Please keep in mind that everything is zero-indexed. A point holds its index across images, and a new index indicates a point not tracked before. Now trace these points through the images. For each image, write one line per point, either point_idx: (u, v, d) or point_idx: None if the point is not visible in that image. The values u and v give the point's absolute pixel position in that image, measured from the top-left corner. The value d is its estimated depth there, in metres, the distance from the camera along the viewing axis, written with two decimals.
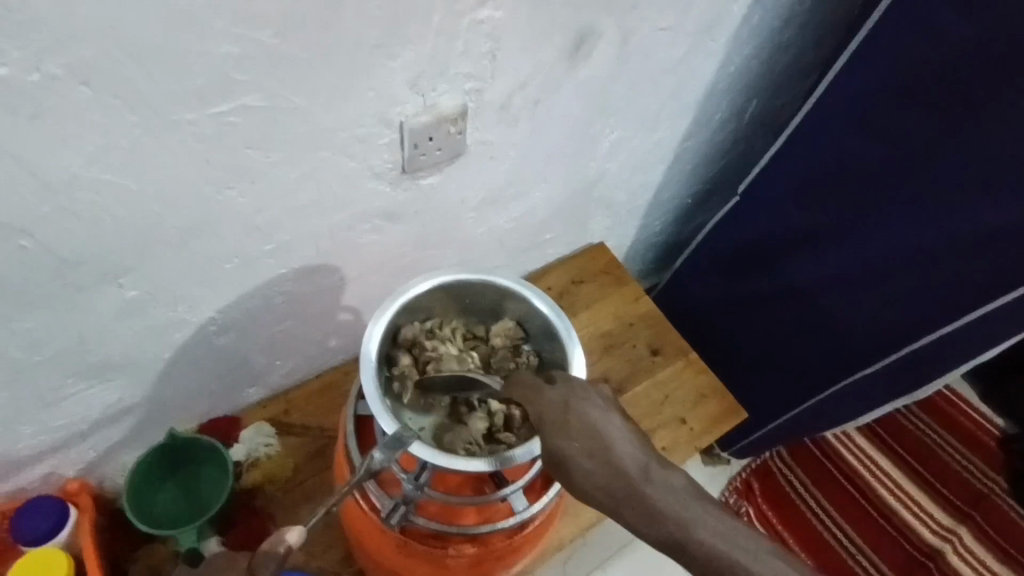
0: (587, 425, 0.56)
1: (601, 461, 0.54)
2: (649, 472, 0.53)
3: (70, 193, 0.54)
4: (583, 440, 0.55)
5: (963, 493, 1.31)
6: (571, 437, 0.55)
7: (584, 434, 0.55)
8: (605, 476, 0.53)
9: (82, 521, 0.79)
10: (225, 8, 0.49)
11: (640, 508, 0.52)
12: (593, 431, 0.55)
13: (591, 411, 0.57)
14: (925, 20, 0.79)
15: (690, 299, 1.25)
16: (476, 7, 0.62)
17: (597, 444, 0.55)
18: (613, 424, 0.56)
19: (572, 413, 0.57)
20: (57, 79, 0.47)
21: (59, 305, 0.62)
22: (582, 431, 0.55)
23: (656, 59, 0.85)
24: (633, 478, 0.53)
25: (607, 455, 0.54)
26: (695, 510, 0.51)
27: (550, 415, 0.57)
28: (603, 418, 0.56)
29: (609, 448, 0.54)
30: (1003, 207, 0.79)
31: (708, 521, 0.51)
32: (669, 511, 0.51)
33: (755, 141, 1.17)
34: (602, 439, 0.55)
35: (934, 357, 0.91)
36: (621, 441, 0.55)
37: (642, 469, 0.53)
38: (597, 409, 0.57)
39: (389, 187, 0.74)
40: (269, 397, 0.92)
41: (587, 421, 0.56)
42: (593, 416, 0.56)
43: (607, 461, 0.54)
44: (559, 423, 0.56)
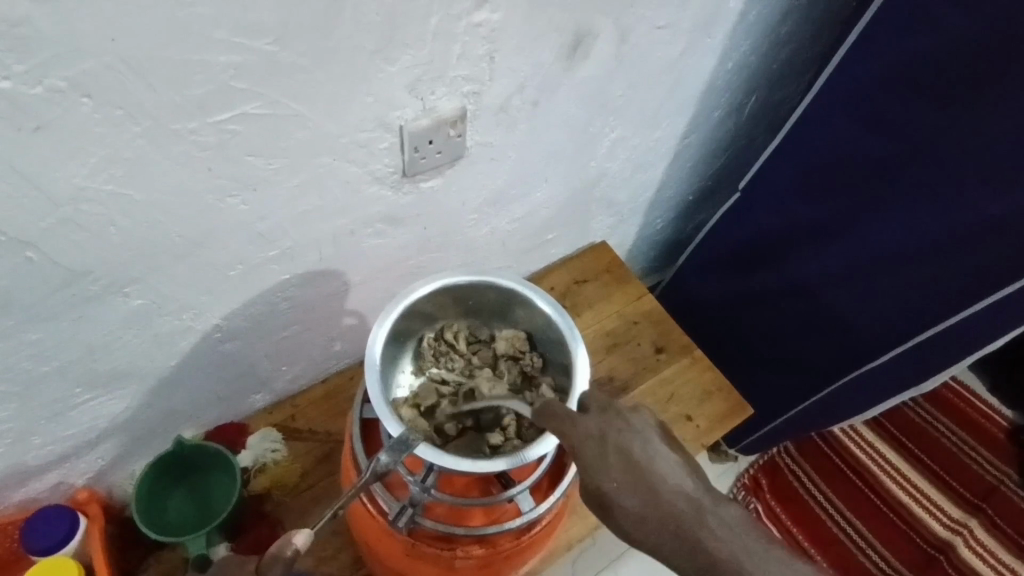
0: (633, 463, 0.55)
1: (647, 500, 0.54)
2: (698, 508, 0.54)
3: (74, 205, 0.55)
4: (628, 479, 0.55)
5: (973, 486, 1.31)
6: (615, 476, 0.55)
7: (631, 473, 0.55)
8: (653, 517, 0.54)
9: (92, 528, 0.80)
10: (223, 18, 0.49)
11: (692, 549, 0.52)
12: (638, 468, 0.55)
13: (634, 447, 0.57)
14: (923, 11, 0.78)
15: (693, 296, 1.25)
16: (473, 9, 0.62)
17: (644, 482, 0.55)
18: (659, 457, 0.56)
19: (613, 449, 0.56)
20: (59, 92, 0.48)
21: (66, 316, 0.62)
22: (628, 469, 0.55)
23: (654, 57, 0.85)
24: (683, 518, 0.53)
25: (656, 495, 0.54)
26: (746, 546, 0.52)
27: (595, 452, 0.56)
28: (648, 453, 0.56)
29: (657, 487, 0.54)
30: (1007, 197, 0.78)
31: (760, 558, 0.51)
32: (721, 551, 0.52)
33: (755, 137, 1.17)
34: (648, 477, 0.55)
35: (940, 350, 0.91)
36: (643, 460, 0.56)
37: (692, 508, 0.54)
38: (642, 443, 0.57)
39: (390, 191, 0.74)
40: (275, 403, 0.92)
41: (634, 459, 0.56)
42: (639, 452, 0.56)
43: (655, 500, 0.54)
44: (603, 461, 0.56)
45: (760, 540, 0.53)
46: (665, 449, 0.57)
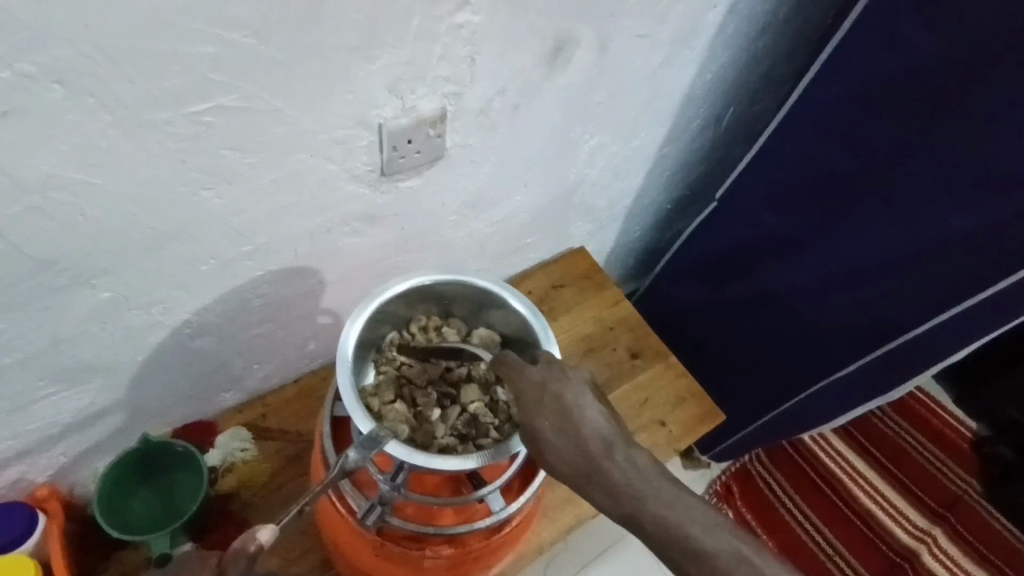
0: (560, 403, 0.60)
1: (568, 435, 0.59)
2: (616, 451, 0.58)
3: (42, 193, 0.54)
4: (556, 420, 0.59)
5: (937, 496, 1.33)
6: (543, 413, 0.60)
7: (557, 412, 0.60)
8: (571, 451, 0.58)
9: (51, 527, 0.77)
10: (202, 9, 0.49)
11: (600, 482, 0.56)
12: (566, 410, 0.60)
13: (566, 392, 0.61)
14: (894, 29, 0.80)
15: (669, 303, 1.26)
16: (454, 11, 0.62)
17: (567, 418, 0.59)
18: (589, 405, 0.60)
19: (548, 392, 0.61)
20: (30, 77, 0.47)
21: (31, 307, 0.61)
22: (555, 410, 0.60)
23: (634, 66, 0.86)
24: (596, 454, 0.57)
25: (576, 431, 0.59)
26: (650, 483, 0.56)
27: (534, 390, 0.61)
28: (578, 397, 0.60)
29: (578, 423, 0.59)
30: (971, 212, 0.81)
31: (664, 497, 0.55)
32: (625, 484, 0.55)
33: (732, 148, 1.19)
34: (573, 414, 0.59)
35: (906, 359, 0.93)
36: (600, 431, 0.59)
37: (603, 446, 0.58)
38: (575, 392, 0.61)
39: (368, 190, 0.74)
40: (246, 402, 0.91)
41: (565, 398, 0.60)
42: (569, 397, 0.60)
43: (578, 438, 0.58)
44: (536, 397, 0.61)
45: (664, 479, 0.56)
46: (596, 402, 0.61)
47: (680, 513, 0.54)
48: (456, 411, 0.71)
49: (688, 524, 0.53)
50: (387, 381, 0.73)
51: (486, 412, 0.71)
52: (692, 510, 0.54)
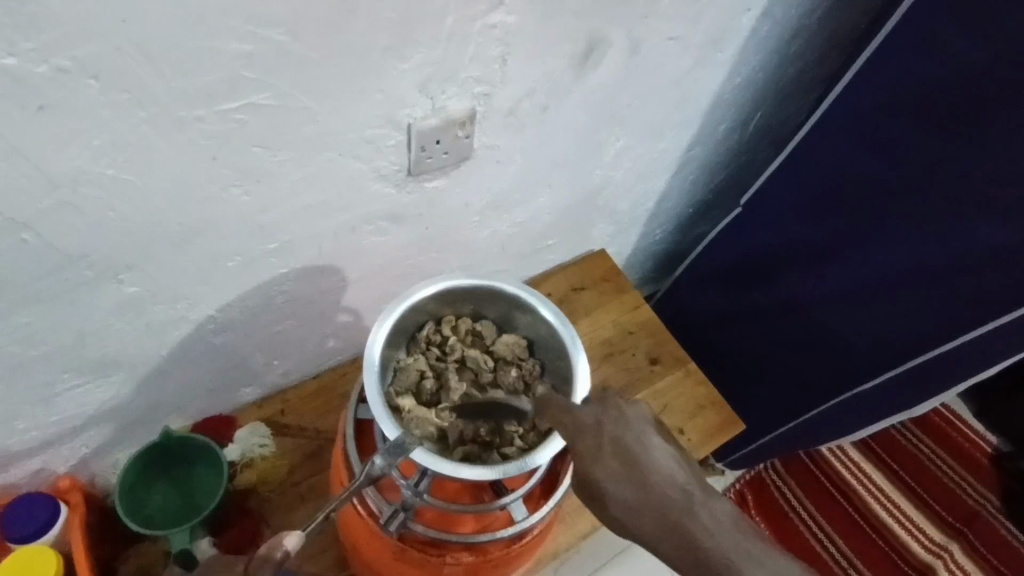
0: (626, 451, 0.57)
1: (638, 487, 0.56)
2: (695, 504, 0.54)
3: (74, 188, 0.53)
4: (620, 467, 0.57)
5: (955, 510, 1.31)
6: (608, 463, 0.57)
7: (620, 458, 0.57)
8: (640, 503, 0.55)
9: (72, 518, 0.78)
10: (237, 6, 0.49)
11: (680, 540, 0.53)
12: (632, 457, 0.57)
13: (630, 435, 0.58)
14: (934, 38, 0.78)
15: (688, 308, 1.25)
16: (488, 11, 0.61)
17: (633, 466, 0.57)
18: (655, 449, 0.58)
19: (608, 436, 0.58)
20: (66, 72, 0.46)
21: (58, 301, 0.61)
22: (620, 460, 0.57)
23: (665, 68, 0.84)
24: (674, 508, 0.54)
25: (646, 481, 0.56)
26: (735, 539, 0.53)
27: (603, 437, 0.59)
28: (643, 441, 0.58)
29: (649, 474, 0.56)
30: (1008, 228, 0.78)
31: (755, 559, 0.52)
32: (704, 542, 0.52)
33: (758, 153, 1.17)
34: (639, 463, 0.57)
35: (933, 374, 0.91)
36: (676, 482, 0.56)
37: (675, 495, 0.55)
38: (637, 435, 0.58)
39: (394, 189, 0.73)
40: (265, 397, 0.91)
41: (635, 447, 0.58)
42: (632, 443, 0.58)
43: (648, 489, 0.56)
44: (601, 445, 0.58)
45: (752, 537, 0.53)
46: (664, 446, 0.58)
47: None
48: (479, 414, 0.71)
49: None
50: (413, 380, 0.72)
51: (512, 419, 0.70)
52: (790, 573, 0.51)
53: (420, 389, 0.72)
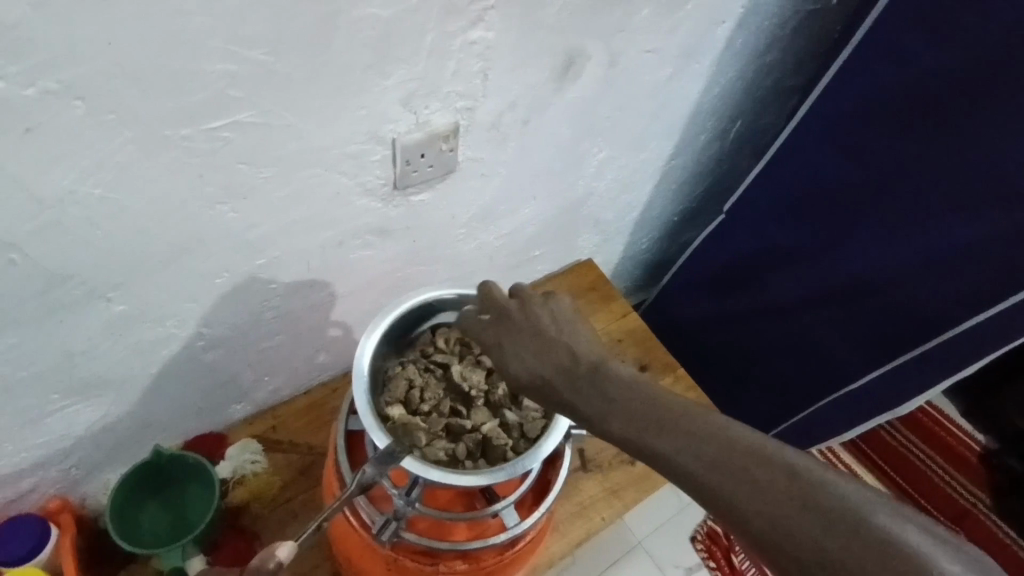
0: (534, 333, 0.60)
1: (535, 357, 0.58)
2: (580, 368, 0.56)
3: (62, 208, 0.54)
4: (515, 341, 0.60)
5: (947, 510, 1.35)
6: (512, 338, 0.61)
7: (524, 334, 0.60)
8: (537, 372, 0.58)
9: (63, 540, 0.78)
10: (222, 27, 0.50)
11: (564, 401, 0.55)
12: (534, 332, 0.60)
13: (541, 317, 0.61)
14: (902, 46, 0.81)
15: (676, 315, 1.27)
16: (468, 27, 0.63)
17: (537, 339, 0.59)
18: (557, 328, 0.60)
19: (521, 315, 0.62)
20: (53, 95, 0.47)
21: (47, 321, 0.61)
22: (521, 335, 0.60)
23: (644, 79, 0.86)
24: (562, 373, 0.57)
25: (544, 352, 0.58)
26: (690, 442, 0.47)
27: (545, 361, 0.58)
28: (548, 322, 0.61)
29: (549, 347, 0.58)
30: (984, 226, 0.80)
31: (638, 411, 0.51)
32: (598, 401, 0.53)
33: (739, 161, 1.19)
34: (544, 341, 0.59)
35: (916, 372, 0.93)
36: (578, 353, 0.57)
37: (620, 415, 0.51)
38: (547, 317, 0.61)
39: (381, 204, 0.75)
40: (256, 414, 0.92)
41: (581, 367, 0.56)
42: (541, 322, 0.61)
43: (542, 356, 0.58)
44: (545, 372, 0.57)
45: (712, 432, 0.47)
46: (573, 328, 0.60)
47: (735, 473, 0.45)
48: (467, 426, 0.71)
49: (750, 486, 0.44)
50: (400, 389, 0.72)
51: (500, 433, 0.70)
52: (760, 468, 0.44)
53: (409, 400, 0.72)
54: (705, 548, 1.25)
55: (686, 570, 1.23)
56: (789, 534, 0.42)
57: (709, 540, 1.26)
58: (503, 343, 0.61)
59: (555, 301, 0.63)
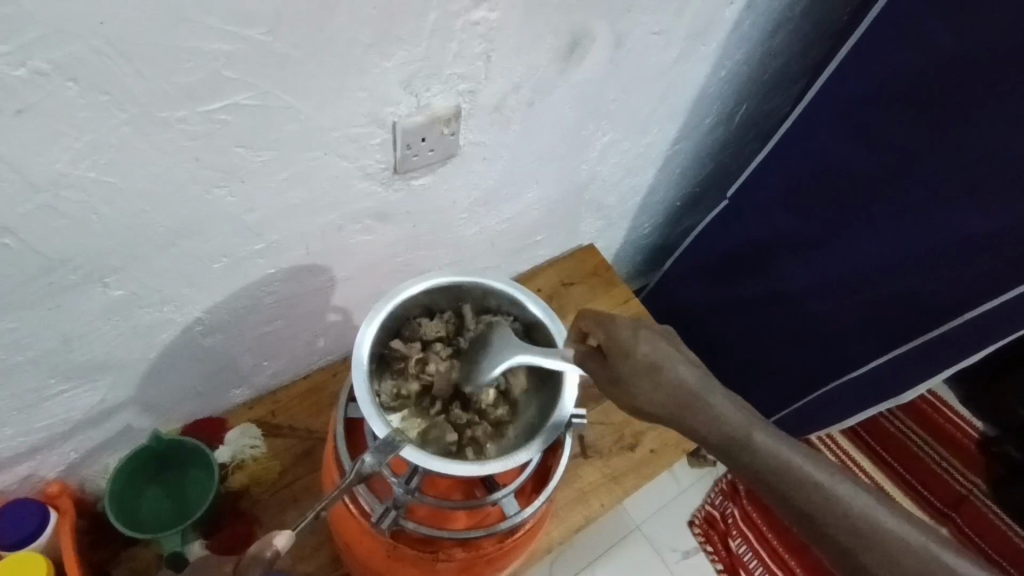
0: (652, 361, 0.62)
1: (659, 381, 0.62)
2: (701, 388, 0.62)
3: (55, 190, 0.53)
4: (640, 367, 0.62)
5: (943, 496, 1.34)
6: (630, 359, 0.62)
7: (646, 363, 0.62)
8: (665, 400, 0.61)
9: (63, 523, 0.78)
10: (216, 5, 0.48)
11: (692, 416, 0.61)
12: (652, 358, 0.62)
13: (655, 345, 0.63)
14: (915, 29, 0.79)
15: (678, 301, 1.26)
16: (471, 8, 0.61)
17: (655, 369, 0.62)
18: (670, 358, 0.62)
19: (636, 341, 0.62)
20: (44, 75, 0.46)
21: (43, 305, 0.60)
22: (645, 360, 0.62)
23: (649, 62, 0.85)
24: (686, 401, 0.61)
25: (663, 379, 0.62)
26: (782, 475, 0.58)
27: (657, 392, 0.61)
28: (663, 349, 0.63)
29: (666, 374, 0.62)
30: (993, 214, 0.79)
31: (727, 426, 0.60)
32: (712, 423, 0.61)
33: (743, 146, 1.18)
34: (662, 368, 0.62)
35: (920, 360, 0.92)
36: (699, 383, 0.62)
37: (717, 433, 0.60)
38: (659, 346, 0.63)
39: (381, 188, 0.73)
40: (256, 398, 0.91)
41: (696, 395, 0.61)
42: (654, 349, 0.62)
43: (669, 376, 0.62)
44: (663, 400, 0.61)
45: (810, 474, 0.58)
46: (683, 358, 0.63)
47: (829, 515, 0.56)
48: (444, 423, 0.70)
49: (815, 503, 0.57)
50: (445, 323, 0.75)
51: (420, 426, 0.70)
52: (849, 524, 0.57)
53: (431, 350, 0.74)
54: (703, 533, 1.26)
55: (684, 554, 1.24)
56: (841, 522, 0.56)
57: (706, 525, 1.28)
58: (617, 365, 0.62)
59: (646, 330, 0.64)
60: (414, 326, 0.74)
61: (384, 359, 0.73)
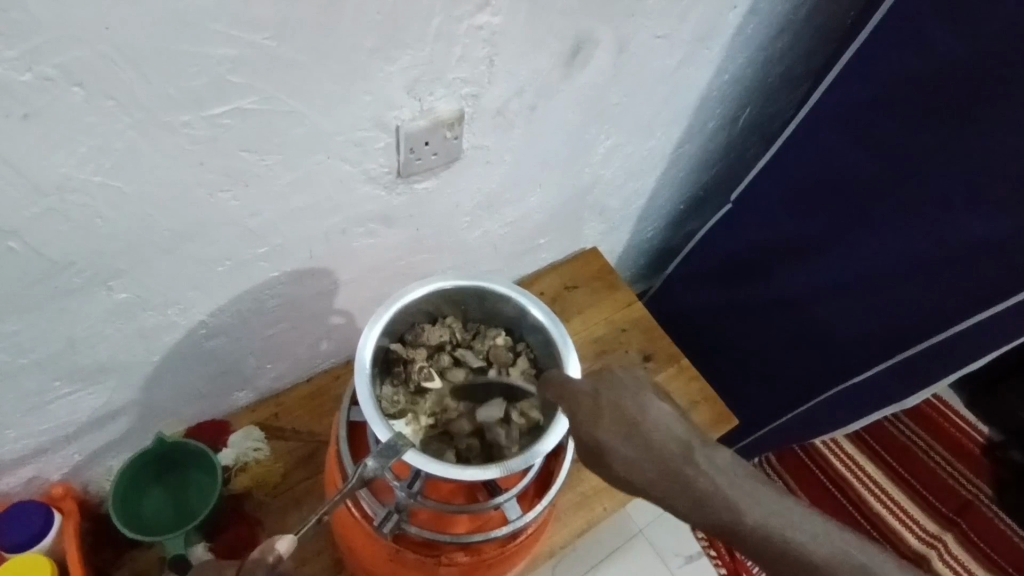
0: (631, 418, 0.56)
1: (643, 448, 0.55)
2: (689, 450, 0.56)
3: (61, 194, 0.53)
4: (626, 434, 0.55)
5: (949, 502, 1.33)
6: (613, 425, 0.56)
7: (627, 422, 0.56)
8: (651, 466, 0.55)
9: (66, 525, 0.78)
10: (221, 10, 0.48)
11: (685, 487, 0.54)
12: (635, 419, 0.56)
13: (631, 400, 0.57)
14: (919, 34, 0.79)
15: (681, 305, 1.26)
16: (474, 12, 0.61)
17: (635, 429, 0.56)
18: (654, 409, 0.57)
19: (609, 401, 0.57)
20: (50, 80, 0.46)
21: (48, 308, 0.61)
22: (621, 421, 0.56)
23: (653, 66, 0.85)
24: (676, 464, 0.55)
25: (649, 443, 0.55)
26: (778, 546, 0.52)
27: (645, 460, 0.55)
28: (644, 402, 0.57)
29: (653, 435, 0.55)
30: (997, 219, 0.78)
31: (727, 494, 0.54)
32: (709, 491, 0.54)
33: (747, 150, 1.17)
34: (646, 428, 0.56)
35: (924, 365, 0.91)
36: (684, 437, 0.56)
37: (713, 504, 0.54)
38: (642, 397, 0.57)
39: (384, 191, 0.74)
40: (260, 400, 0.92)
41: (687, 459, 0.55)
42: (633, 405, 0.57)
43: (654, 436, 0.55)
44: (653, 468, 0.55)
45: (809, 541, 0.53)
46: (662, 404, 0.57)
47: None
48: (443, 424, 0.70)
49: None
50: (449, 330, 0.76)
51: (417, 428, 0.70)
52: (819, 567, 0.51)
53: (434, 357, 0.75)
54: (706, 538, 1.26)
55: (687, 558, 1.24)
56: None
57: None
58: (599, 431, 0.56)
59: (623, 385, 0.58)
60: (417, 331, 0.75)
61: (388, 364, 0.74)
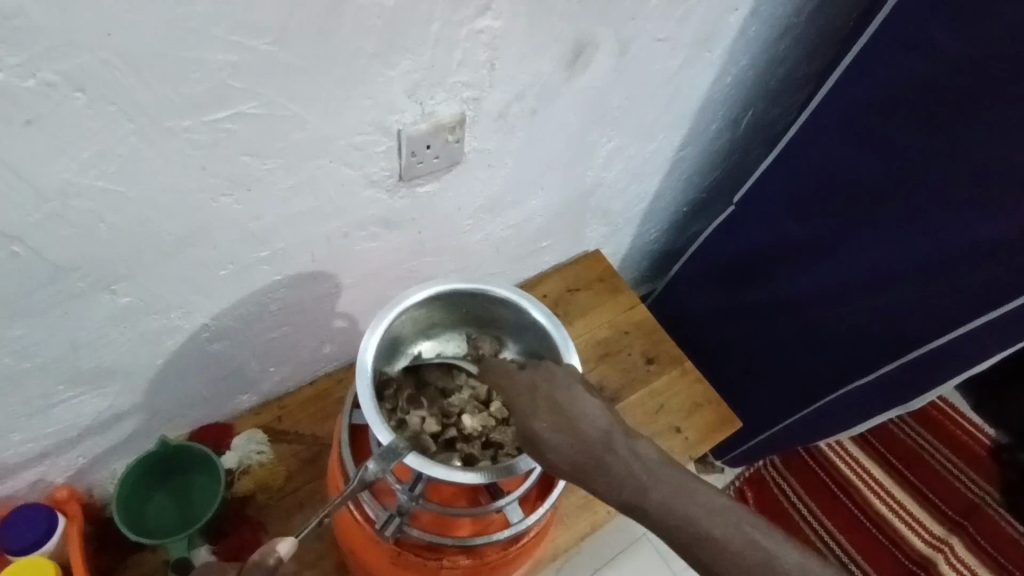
0: (561, 406, 0.59)
1: (570, 435, 0.58)
2: (615, 442, 0.58)
3: (64, 199, 0.54)
4: (552, 420, 0.58)
5: (955, 504, 1.31)
6: (542, 414, 0.59)
7: (553, 407, 0.59)
8: (573, 451, 0.58)
9: (71, 529, 0.79)
10: (224, 16, 0.49)
11: (605, 474, 0.57)
12: (562, 410, 0.59)
13: (560, 388, 0.61)
14: (921, 36, 0.78)
15: (685, 307, 1.26)
16: (475, 16, 0.62)
17: (563, 416, 0.59)
18: (582, 397, 0.60)
19: (540, 388, 0.61)
20: (54, 85, 0.47)
21: (52, 312, 0.61)
22: (552, 410, 0.59)
23: (654, 68, 0.85)
24: (599, 452, 0.57)
25: (578, 430, 0.58)
26: (696, 537, 0.54)
27: (569, 446, 0.58)
28: (572, 392, 0.60)
29: (581, 424, 0.58)
30: (1000, 220, 0.78)
31: (648, 477, 0.56)
32: (630, 478, 0.56)
33: (750, 151, 1.17)
34: (574, 418, 0.59)
35: (928, 367, 0.91)
36: (610, 430, 0.59)
37: (634, 491, 0.56)
38: (570, 387, 0.61)
39: (386, 195, 0.74)
40: (263, 403, 0.92)
41: (611, 448, 0.58)
42: (563, 394, 0.60)
43: (580, 425, 0.58)
44: (578, 454, 0.58)
45: (724, 534, 0.54)
46: (591, 397, 0.60)
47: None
48: (451, 434, 0.71)
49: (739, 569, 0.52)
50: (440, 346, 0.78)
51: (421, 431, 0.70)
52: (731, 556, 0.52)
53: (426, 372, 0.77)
54: None
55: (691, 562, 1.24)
56: None
57: None
58: (524, 413, 0.59)
59: (558, 375, 0.62)
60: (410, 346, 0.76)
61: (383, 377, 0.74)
